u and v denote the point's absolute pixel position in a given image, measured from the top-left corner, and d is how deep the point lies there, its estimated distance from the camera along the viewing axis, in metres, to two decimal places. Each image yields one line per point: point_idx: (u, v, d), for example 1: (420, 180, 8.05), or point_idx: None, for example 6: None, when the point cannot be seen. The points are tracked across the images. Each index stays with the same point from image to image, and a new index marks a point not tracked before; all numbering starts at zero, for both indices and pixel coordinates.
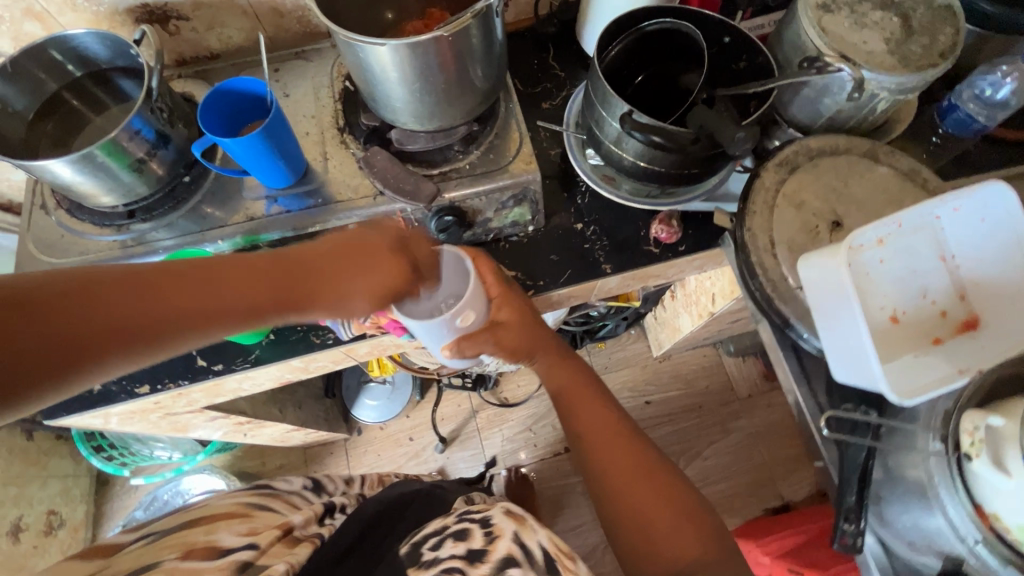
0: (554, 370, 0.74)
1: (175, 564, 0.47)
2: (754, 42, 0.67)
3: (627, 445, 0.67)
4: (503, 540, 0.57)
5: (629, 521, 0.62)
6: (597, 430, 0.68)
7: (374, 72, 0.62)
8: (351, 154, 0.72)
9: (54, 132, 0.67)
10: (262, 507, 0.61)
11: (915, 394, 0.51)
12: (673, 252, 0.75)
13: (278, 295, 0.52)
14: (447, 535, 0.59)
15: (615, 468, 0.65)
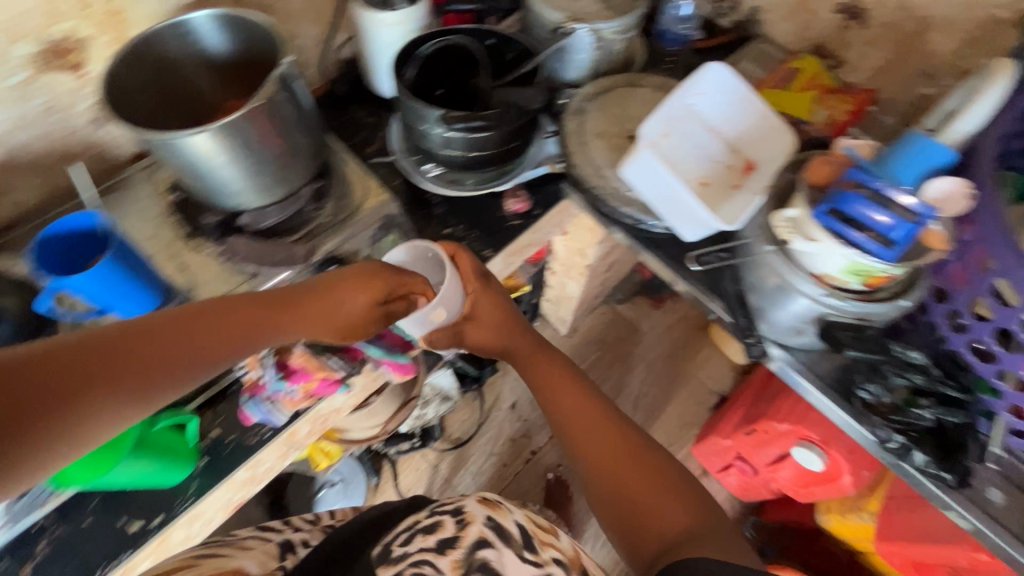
0: (537, 368, 0.80)
1: None
2: (511, 37, 0.83)
3: (599, 414, 0.73)
4: (475, 524, 0.61)
5: (614, 499, 0.65)
6: (574, 413, 0.73)
7: (203, 162, 0.64)
8: (209, 254, 0.73)
9: None
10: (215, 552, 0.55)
11: (735, 218, 0.68)
12: (532, 217, 0.85)
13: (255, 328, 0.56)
14: (417, 529, 0.61)
15: (600, 455, 0.69)
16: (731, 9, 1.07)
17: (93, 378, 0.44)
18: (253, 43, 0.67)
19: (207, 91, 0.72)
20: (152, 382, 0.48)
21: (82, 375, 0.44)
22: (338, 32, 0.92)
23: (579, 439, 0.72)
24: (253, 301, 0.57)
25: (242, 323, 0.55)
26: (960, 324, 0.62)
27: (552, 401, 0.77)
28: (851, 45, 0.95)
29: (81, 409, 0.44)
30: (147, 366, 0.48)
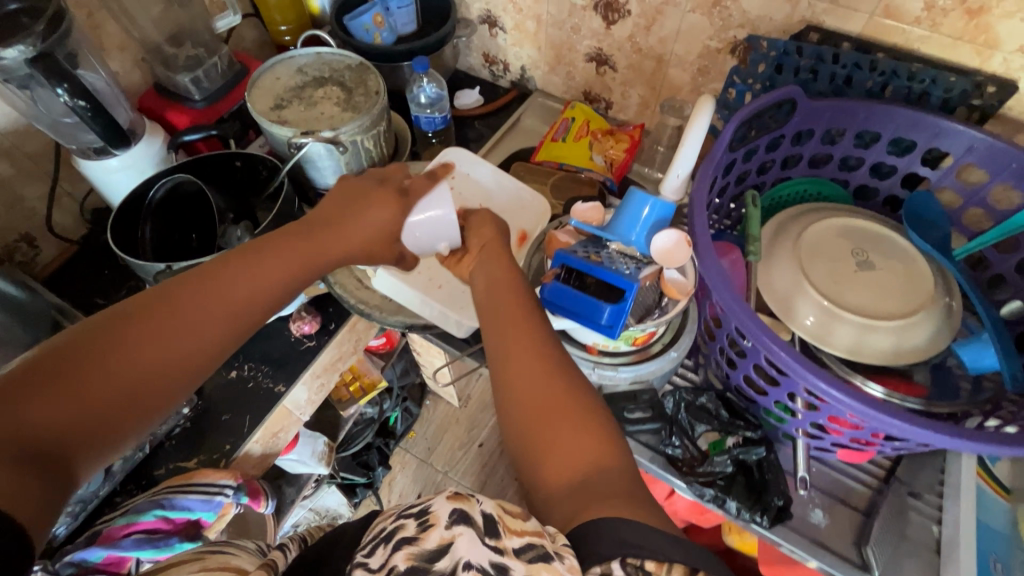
0: (501, 275, 0.58)
1: None
2: (256, 154, 0.77)
3: (533, 337, 0.51)
4: (437, 526, 0.38)
5: (530, 445, 0.46)
6: (514, 331, 0.52)
7: None
8: None
9: None
10: (216, 549, 0.46)
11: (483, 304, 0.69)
12: (327, 333, 0.80)
13: (268, 283, 0.52)
14: (379, 538, 0.40)
15: (533, 397, 0.47)
16: (505, 70, 1.08)
17: (100, 364, 0.42)
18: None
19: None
20: (177, 351, 0.45)
21: (82, 368, 0.41)
22: (74, 185, 0.83)
23: (520, 380, 0.49)
24: (269, 241, 0.54)
25: (242, 277, 0.50)
26: (731, 359, 0.60)
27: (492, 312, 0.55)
28: (612, 88, 0.98)
29: (100, 387, 0.42)
30: (171, 332, 0.45)
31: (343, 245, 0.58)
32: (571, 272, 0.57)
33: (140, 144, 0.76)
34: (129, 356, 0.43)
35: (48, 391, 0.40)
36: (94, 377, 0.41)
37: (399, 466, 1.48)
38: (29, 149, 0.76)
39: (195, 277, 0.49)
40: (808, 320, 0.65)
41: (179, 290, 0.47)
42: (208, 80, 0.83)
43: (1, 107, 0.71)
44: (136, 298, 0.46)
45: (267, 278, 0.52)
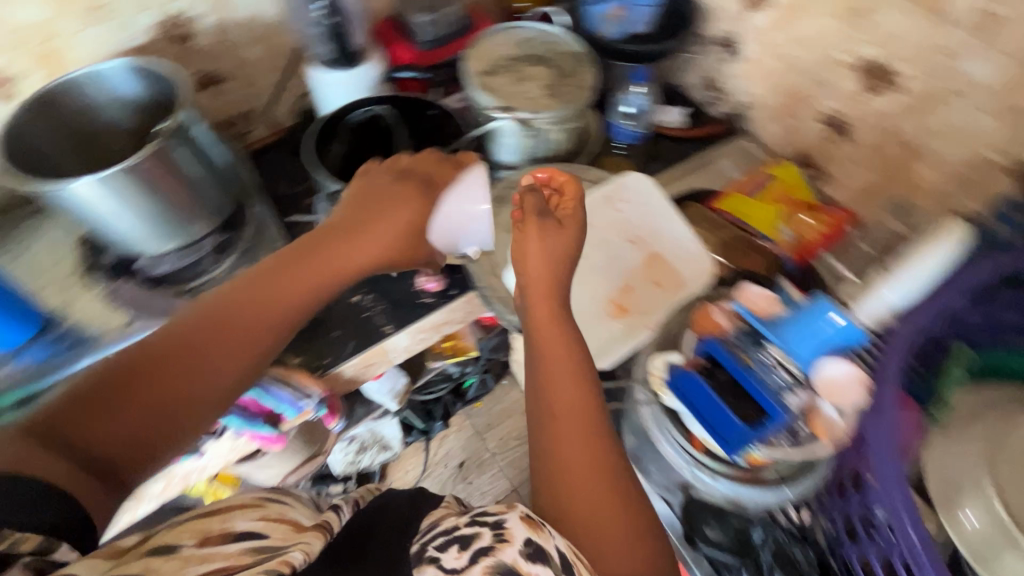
0: (550, 343, 0.56)
1: (191, 549, 0.43)
2: (449, 111, 0.80)
3: (578, 397, 0.53)
4: (512, 547, 0.43)
5: (560, 490, 0.49)
6: (555, 382, 0.54)
7: (84, 216, 0.63)
8: (98, 294, 0.73)
9: None
10: (275, 500, 0.56)
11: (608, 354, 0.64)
12: (446, 297, 0.82)
13: (326, 279, 0.60)
14: (453, 537, 0.46)
15: (575, 494, 0.49)
16: (721, 100, 0.99)
17: (184, 388, 0.51)
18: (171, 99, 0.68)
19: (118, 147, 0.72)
20: (255, 356, 0.56)
21: (154, 379, 0.51)
22: (298, 83, 0.93)
23: (567, 469, 0.50)
24: (321, 235, 0.62)
25: (283, 283, 0.58)
26: (853, 529, 0.51)
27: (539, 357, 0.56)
28: (835, 160, 0.85)
29: (167, 407, 0.50)
30: (241, 345, 0.55)
31: (387, 240, 0.64)
32: (712, 364, 0.57)
33: (361, 66, 0.80)
34: (208, 370, 0.53)
35: (116, 411, 0.48)
36: (168, 394, 0.51)
37: (455, 428, 1.53)
38: (276, 41, 0.86)
39: (246, 278, 0.58)
40: (971, 524, 0.52)
41: (249, 297, 0.56)
42: (442, 25, 0.87)
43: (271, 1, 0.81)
44: (174, 325, 0.54)
45: (313, 281, 0.59)
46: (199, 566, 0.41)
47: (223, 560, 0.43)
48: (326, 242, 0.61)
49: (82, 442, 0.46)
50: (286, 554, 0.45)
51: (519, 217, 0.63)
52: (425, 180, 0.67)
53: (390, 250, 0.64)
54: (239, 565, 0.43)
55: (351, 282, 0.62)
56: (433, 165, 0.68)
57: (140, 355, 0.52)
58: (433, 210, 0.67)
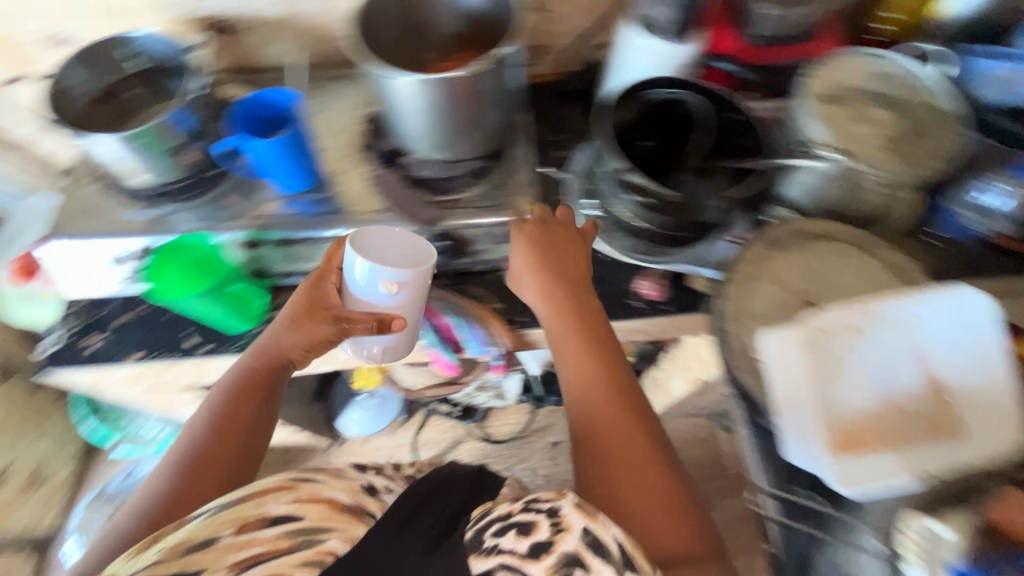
0: (576, 361, 0.68)
1: (232, 537, 0.58)
2: (756, 121, 0.70)
3: (631, 433, 0.63)
4: (573, 534, 0.55)
5: (616, 501, 0.60)
6: (601, 413, 0.65)
7: (402, 107, 0.68)
8: (365, 172, 0.78)
9: (109, 110, 0.75)
10: (309, 478, 0.68)
11: (854, 481, 0.59)
12: (656, 310, 0.76)
13: (253, 389, 0.71)
14: (511, 523, 0.58)
15: (618, 485, 0.61)
16: None
17: (192, 495, 0.65)
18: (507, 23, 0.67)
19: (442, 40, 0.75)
20: (209, 458, 0.68)
21: (188, 489, 0.65)
22: (600, 34, 0.89)
23: (611, 462, 0.62)
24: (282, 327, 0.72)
25: (282, 346, 0.71)
26: None
27: (583, 391, 0.66)
28: None
29: (197, 493, 0.65)
30: (189, 464, 0.67)
31: (521, 260, 0.71)
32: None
33: (679, 45, 0.73)
34: (194, 478, 0.66)
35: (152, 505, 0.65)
36: (167, 492, 0.65)
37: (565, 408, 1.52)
38: None
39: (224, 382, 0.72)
40: None
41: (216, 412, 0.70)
42: (791, 23, 0.75)
43: None
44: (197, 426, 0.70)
45: (221, 403, 0.71)
46: (247, 548, 0.57)
47: (261, 546, 0.58)
48: (254, 357, 0.73)
49: (170, 519, 0.63)
50: (325, 544, 0.59)
51: (575, 238, 0.72)
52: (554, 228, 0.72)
53: (319, 339, 0.69)
54: (274, 549, 0.58)
55: (267, 377, 0.72)
56: (314, 283, 0.70)
57: (176, 477, 0.66)
58: (572, 239, 0.72)
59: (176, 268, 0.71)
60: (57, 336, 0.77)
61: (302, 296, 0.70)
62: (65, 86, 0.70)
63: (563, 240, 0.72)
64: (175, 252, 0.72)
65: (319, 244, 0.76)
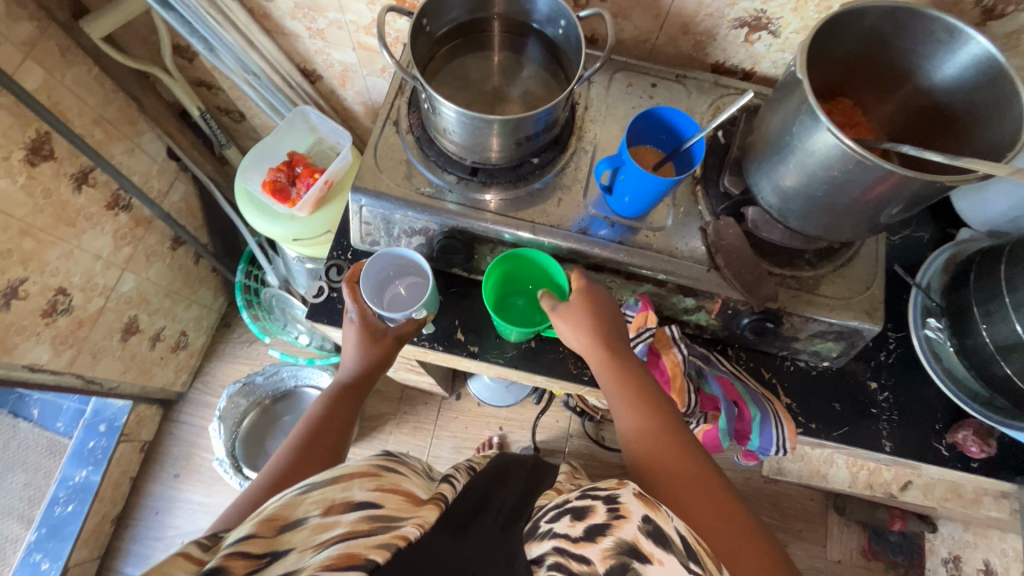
0: (633, 412, 0.60)
1: (316, 522, 0.43)
2: None
3: (708, 475, 0.54)
4: (630, 524, 0.43)
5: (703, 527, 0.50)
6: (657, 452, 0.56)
7: (801, 164, 0.56)
8: (696, 211, 0.68)
9: (443, 59, 0.66)
10: (392, 466, 0.51)
11: None
12: (964, 465, 0.67)
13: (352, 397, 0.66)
14: (567, 510, 0.47)
15: (688, 504, 0.51)
16: None
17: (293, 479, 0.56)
18: (995, 132, 0.53)
19: (883, 109, 0.64)
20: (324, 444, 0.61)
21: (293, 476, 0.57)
22: None
23: (687, 508, 0.51)
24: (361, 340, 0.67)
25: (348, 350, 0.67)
26: None
27: (634, 433, 0.59)
28: None
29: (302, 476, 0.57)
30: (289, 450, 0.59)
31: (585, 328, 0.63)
32: None
33: None
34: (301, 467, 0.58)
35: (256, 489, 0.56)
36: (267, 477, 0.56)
37: None
38: None
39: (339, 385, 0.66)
40: None
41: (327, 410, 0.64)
42: None
43: None
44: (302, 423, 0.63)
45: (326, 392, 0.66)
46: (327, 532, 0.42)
47: (344, 527, 0.42)
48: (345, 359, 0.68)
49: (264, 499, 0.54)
50: (400, 529, 0.42)
51: (610, 303, 0.64)
52: (614, 314, 0.64)
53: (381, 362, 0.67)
54: (353, 533, 0.41)
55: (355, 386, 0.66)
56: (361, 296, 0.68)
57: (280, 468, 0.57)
58: (613, 315, 0.64)
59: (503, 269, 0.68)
60: (321, 286, 0.74)
61: (358, 326, 0.67)
62: (425, 23, 0.60)
63: (598, 297, 0.64)
64: (522, 266, 0.69)
65: (629, 279, 0.67)
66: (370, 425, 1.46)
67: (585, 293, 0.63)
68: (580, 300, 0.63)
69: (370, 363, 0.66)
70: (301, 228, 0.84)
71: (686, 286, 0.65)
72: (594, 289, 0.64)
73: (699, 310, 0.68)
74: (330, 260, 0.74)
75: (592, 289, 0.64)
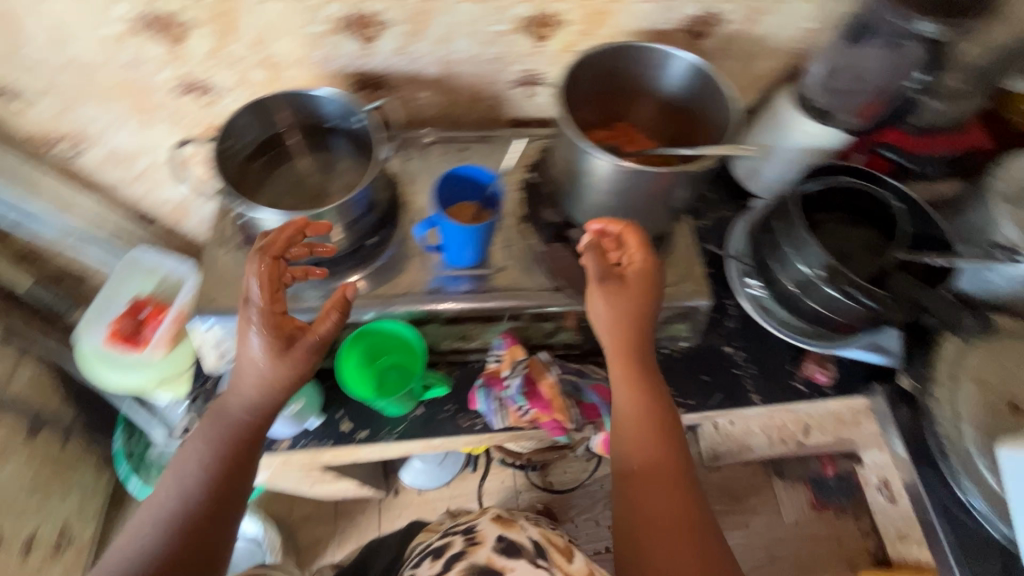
0: (632, 398, 0.62)
1: None
2: (923, 208, 0.73)
3: (676, 484, 0.58)
4: (484, 546, 0.61)
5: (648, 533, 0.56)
6: (643, 451, 0.60)
7: (591, 183, 0.65)
8: (530, 245, 0.74)
9: (257, 173, 0.69)
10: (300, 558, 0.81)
11: None
12: (820, 394, 0.76)
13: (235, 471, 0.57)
14: (429, 551, 0.63)
15: (646, 500, 0.58)
16: None
17: None
18: (723, 120, 0.65)
19: (641, 116, 0.74)
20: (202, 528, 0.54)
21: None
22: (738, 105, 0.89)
23: (650, 513, 0.57)
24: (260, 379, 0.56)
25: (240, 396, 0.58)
26: None
27: (627, 419, 0.62)
28: None
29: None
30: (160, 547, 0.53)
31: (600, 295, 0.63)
32: None
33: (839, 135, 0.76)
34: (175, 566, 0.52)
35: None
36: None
37: None
38: (758, 66, 0.82)
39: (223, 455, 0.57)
40: None
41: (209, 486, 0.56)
42: (945, 117, 0.78)
43: (788, 30, 0.77)
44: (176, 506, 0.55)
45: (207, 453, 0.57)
46: None
47: None
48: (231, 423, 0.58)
49: None
50: None
51: (653, 265, 0.64)
52: (642, 285, 0.63)
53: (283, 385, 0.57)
54: None
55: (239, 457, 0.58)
56: (274, 291, 0.57)
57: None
58: (630, 280, 0.63)
59: (360, 349, 0.69)
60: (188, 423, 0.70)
61: (260, 332, 0.55)
62: (226, 146, 0.63)
63: (655, 283, 0.63)
64: (381, 340, 0.69)
65: (489, 322, 0.71)
66: (308, 556, 1.34)
67: (641, 274, 0.63)
68: (639, 283, 0.63)
69: (274, 379, 0.57)
70: (166, 366, 0.79)
71: (541, 312, 0.71)
72: (650, 268, 0.63)
73: (560, 330, 0.73)
74: (192, 393, 0.71)
75: (648, 272, 0.63)
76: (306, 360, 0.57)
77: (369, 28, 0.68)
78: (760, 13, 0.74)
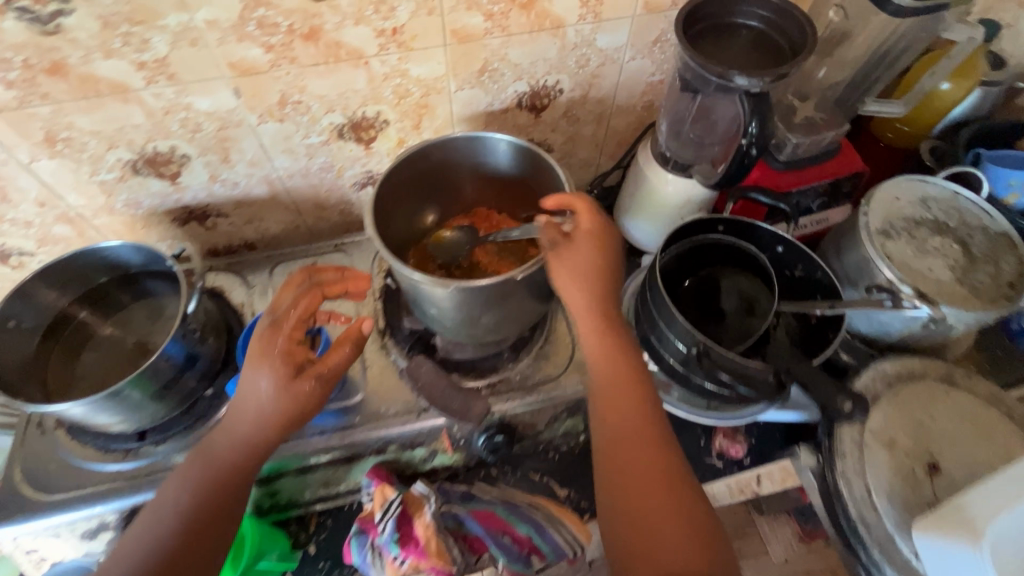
0: (604, 367, 0.55)
1: None
2: (804, 248, 0.67)
3: (660, 456, 0.51)
4: None
5: (631, 517, 0.48)
6: (621, 424, 0.53)
7: (422, 300, 0.58)
8: (391, 362, 0.67)
9: (65, 342, 0.62)
10: None
11: None
12: (738, 468, 0.69)
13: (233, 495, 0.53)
14: None
15: (626, 475, 0.50)
16: None
17: None
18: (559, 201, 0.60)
19: (467, 191, 0.69)
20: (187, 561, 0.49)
21: None
22: (608, 161, 0.85)
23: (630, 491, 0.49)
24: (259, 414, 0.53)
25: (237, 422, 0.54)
26: None
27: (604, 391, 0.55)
28: None
29: None
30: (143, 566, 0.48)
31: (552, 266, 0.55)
32: None
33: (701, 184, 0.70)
34: None
35: None
36: None
37: None
38: (613, 123, 0.78)
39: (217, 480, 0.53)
40: None
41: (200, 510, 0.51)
42: (813, 143, 0.72)
43: (630, 86, 0.73)
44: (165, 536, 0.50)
45: (197, 480, 0.53)
46: None
47: None
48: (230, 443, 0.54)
49: None
50: None
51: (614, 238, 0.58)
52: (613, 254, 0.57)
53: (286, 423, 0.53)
54: None
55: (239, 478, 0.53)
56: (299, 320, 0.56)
57: None
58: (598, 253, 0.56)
59: None
60: None
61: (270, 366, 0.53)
62: (10, 327, 0.56)
63: (607, 244, 0.57)
64: None
65: (351, 462, 0.63)
66: None
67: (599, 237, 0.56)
68: (585, 242, 0.56)
69: (276, 414, 0.53)
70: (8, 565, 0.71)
71: (406, 441, 0.63)
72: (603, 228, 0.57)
73: (436, 454, 0.66)
74: None
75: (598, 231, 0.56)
76: (313, 392, 0.53)
77: (167, 165, 0.62)
78: (592, 78, 0.70)
